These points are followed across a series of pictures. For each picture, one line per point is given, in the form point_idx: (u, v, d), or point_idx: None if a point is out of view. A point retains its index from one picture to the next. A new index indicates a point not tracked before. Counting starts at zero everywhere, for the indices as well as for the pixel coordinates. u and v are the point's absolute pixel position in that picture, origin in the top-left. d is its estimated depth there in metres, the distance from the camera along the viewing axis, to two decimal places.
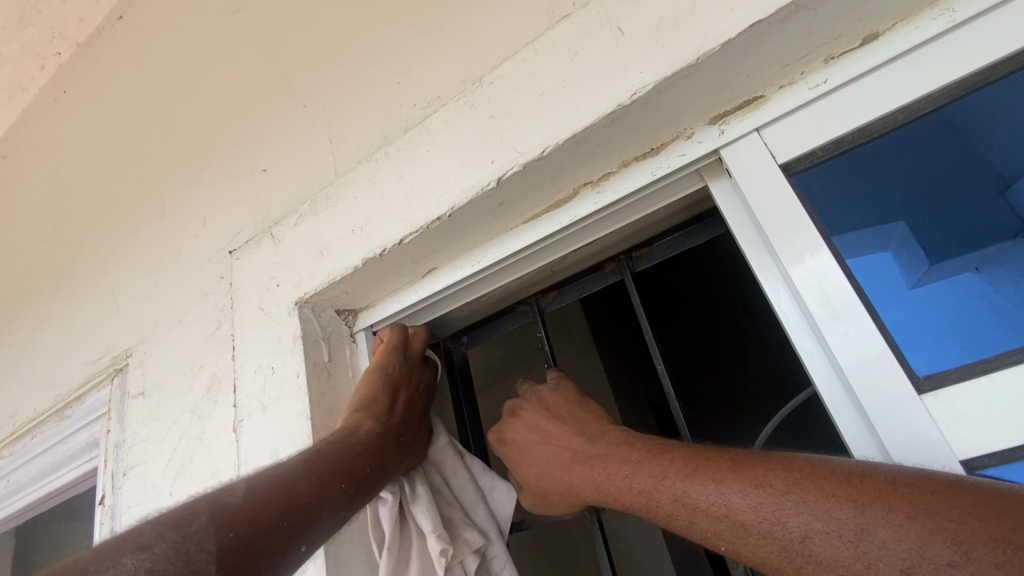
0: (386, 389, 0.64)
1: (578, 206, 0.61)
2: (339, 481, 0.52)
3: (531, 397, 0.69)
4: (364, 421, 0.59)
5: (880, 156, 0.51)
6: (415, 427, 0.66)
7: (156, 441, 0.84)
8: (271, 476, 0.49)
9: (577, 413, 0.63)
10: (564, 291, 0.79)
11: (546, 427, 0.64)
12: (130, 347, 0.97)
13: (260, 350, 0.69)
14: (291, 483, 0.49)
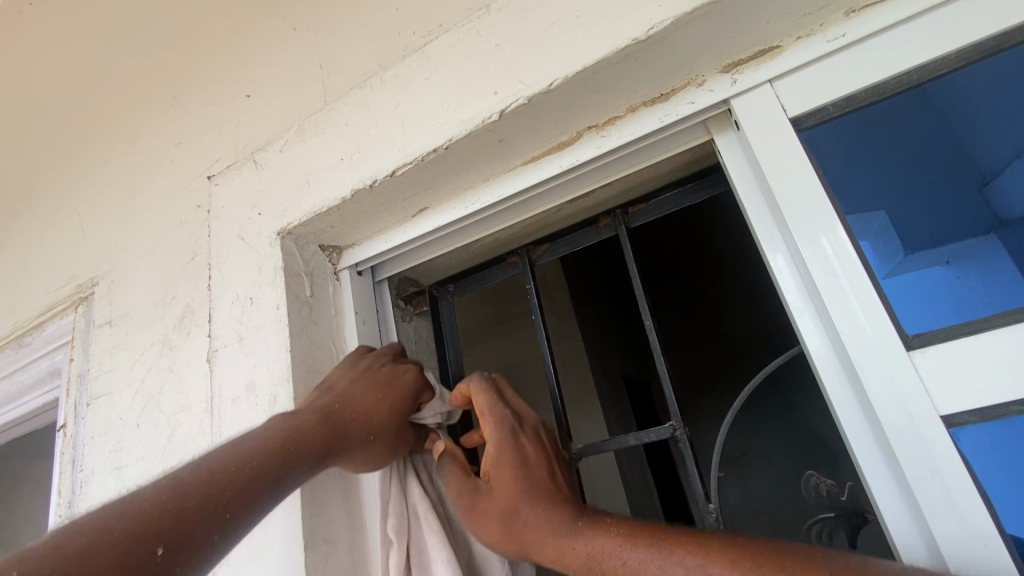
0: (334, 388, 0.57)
1: (581, 149, 0.59)
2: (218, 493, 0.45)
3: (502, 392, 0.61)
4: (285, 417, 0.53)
5: (880, 123, 0.50)
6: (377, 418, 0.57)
7: (124, 372, 0.81)
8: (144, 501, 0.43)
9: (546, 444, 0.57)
10: (556, 245, 0.77)
11: (523, 439, 0.56)
12: (97, 275, 0.92)
13: (238, 281, 0.66)
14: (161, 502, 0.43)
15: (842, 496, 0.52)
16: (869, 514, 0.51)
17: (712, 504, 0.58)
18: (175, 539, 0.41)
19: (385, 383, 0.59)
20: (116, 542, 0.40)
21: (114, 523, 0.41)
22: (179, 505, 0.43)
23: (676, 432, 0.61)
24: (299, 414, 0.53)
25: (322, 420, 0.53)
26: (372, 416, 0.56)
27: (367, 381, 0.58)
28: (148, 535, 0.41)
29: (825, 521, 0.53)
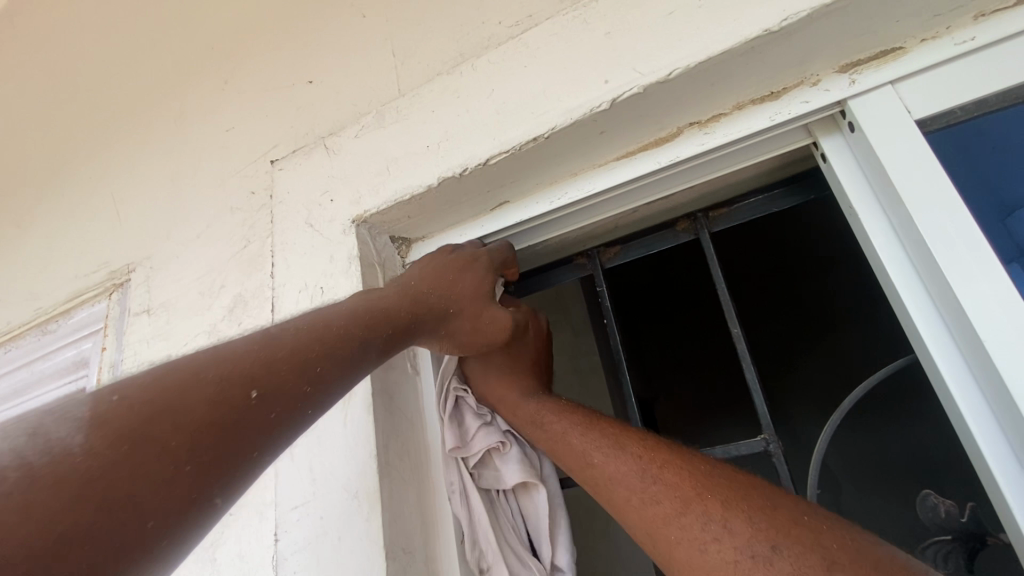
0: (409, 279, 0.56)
1: (682, 146, 0.57)
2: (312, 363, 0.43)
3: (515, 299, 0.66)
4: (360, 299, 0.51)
5: (939, 139, 0.50)
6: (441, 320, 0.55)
7: (163, 364, 0.77)
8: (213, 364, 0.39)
9: (549, 345, 0.65)
10: (628, 247, 0.73)
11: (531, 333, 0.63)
12: (134, 262, 0.88)
13: (307, 269, 0.63)
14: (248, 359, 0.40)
15: (962, 518, 0.49)
16: (990, 538, 0.49)
17: None
18: (270, 388, 0.40)
19: (456, 268, 0.57)
20: (205, 387, 0.38)
21: (211, 375, 0.38)
22: (257, 360, 0.41)
23: (770, 446, 0.59)
24: (381, 292, 0.53)
25: (404, 288, 0.54)
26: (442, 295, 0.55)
27: (440, 257, 0.59)
28: (248, 386, 0.39)
29: (941, 544, 0.51)
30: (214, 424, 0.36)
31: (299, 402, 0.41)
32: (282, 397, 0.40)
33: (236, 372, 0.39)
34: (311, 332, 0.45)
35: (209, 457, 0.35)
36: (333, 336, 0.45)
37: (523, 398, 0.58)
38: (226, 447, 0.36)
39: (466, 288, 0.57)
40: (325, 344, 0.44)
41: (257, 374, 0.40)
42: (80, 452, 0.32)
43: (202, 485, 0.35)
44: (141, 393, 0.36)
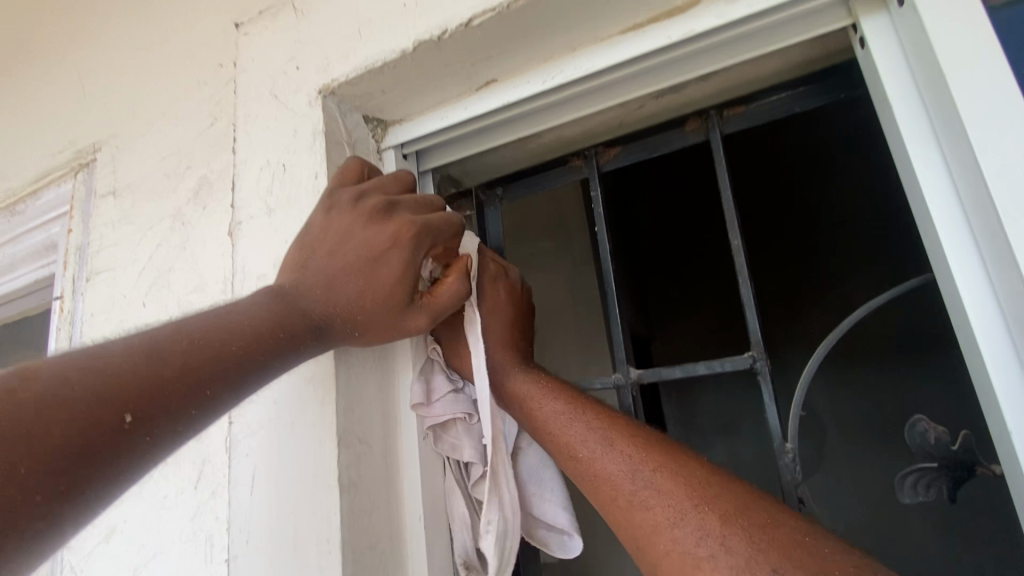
0: (333, 255, 0.47)
1: (697, 18, 0.49)
2: (295, 331, 0.44)
3: (502, 266, 0.59)
4: (298, 286, 0.46)
5: (1010, 22, 0.42)
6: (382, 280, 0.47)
7: (128, 248, 0.73)
8: (226, 322, 0.41)
9: (521, 298, 0.58)
10: (631, 147, 0.66)
11: (500, 291, 0.56)
12: (100, 141, 0.82)
13: (270, 144, 0.57)
14: (253, 320, 0.42)
15: (953, 445, 0.46)
16: (979, 468, 0.45)
17: (789, 445, 0.52)
18: (262, 333, 0.42)
19: (367, 263, 0.47)
20: (236, 326, 0.41)
21: (231, 323, 0.41)
22: (284, 317, 0.44)
23: (756, 364, 0.55)
24: (302, 275, 0.47)
25: (312, 294, 0.46)
26: (355, 296, 0.46)
27: (349, 242, 0.47)
28: (256, 335, 0.42)
29: (924, 470, 0.48)
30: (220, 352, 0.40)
31: (282, 352, 0.43)
32: (264, 339, 0.42)
33: (251, 324, 0.42)
34: (300, 298, 0.45)
35: (202, 378, 0.38)
36: (320, 305, 0.46)
37: (501, 363, 0.54)
38: (232, 384, 0.40)
39: (378, 286, 0.47)
40: (312, 305, 0.46)
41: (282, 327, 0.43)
42: (105, 364, 0.36)
43: (195, 406, 0.38)
44: (158, 330, 0.40)
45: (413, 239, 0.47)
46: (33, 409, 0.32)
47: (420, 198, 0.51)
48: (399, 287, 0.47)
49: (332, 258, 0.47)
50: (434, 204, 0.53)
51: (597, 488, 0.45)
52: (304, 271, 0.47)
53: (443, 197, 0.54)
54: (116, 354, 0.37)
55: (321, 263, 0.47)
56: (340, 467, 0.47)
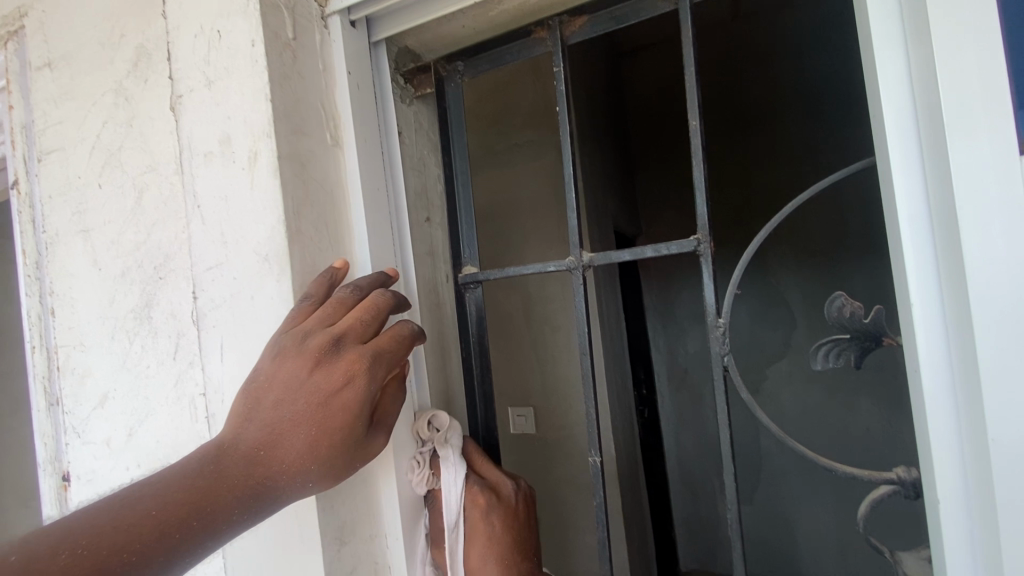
0: (278, 419, 0.46)
1: None
2: (225, 504, 0.43)
3: (492, 489, 0.59)
4: (238, 454, 0.45)
5: None
6: (332, 433, 0.46)
7: (75, 126, 0.70)
8: (154, 493, 0.41)
9: (515, 515, 0.59)
10: (599, 17, 0.61)
11: (493, 520, 0.57)
12: (23, 4, 0.75)
13: (202, 6, 0.53)
14: (178, 489, 0.42)
15: (865, 319, 0.50)
16: (886, 338, 0.50)
17: (721, 319, 0.56)
18: (200, 509, 0.42)
19: (315, 407, 0.46)
20: (159, 501, 0.41)
21: (192, 479, 0.43)
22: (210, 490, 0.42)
23: (700, 246, 0.57)
24: (243, 442, 0.45)
25: (251, 456, 0.45)
26: (299, 452, 0.45)
27: (294, 394, 0.46)
28: (190, 507, 0.41)
29: (837, 341, 0.52)
30: (176, 521, 0.41)
31: (220, 525, 0.42)
32: (202, 516, 0.42)
33: (173, 500, 0.41)
34: (246, 459, 0.45)
35: (151, 557, 0.39)
36: (260, 469, 0.45)
37: None
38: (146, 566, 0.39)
39: (327, 430, 0.46)
40: (250, 473, 0.44)
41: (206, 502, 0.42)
42: (81, 534, 0.38)
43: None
44: (131, 490, 0.42)
45: (363, 376, 0.47)
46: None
47: (365, 317, 0.48)
48: (349, 425, 0.47)
49: (279, 420, 0.46)
50: (375, 309, 0.49)
51: None
52: (248, 439, 0.45)
53: (384, 296, 0.50)
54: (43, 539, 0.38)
55: (265, 421, 0.46)
56: None
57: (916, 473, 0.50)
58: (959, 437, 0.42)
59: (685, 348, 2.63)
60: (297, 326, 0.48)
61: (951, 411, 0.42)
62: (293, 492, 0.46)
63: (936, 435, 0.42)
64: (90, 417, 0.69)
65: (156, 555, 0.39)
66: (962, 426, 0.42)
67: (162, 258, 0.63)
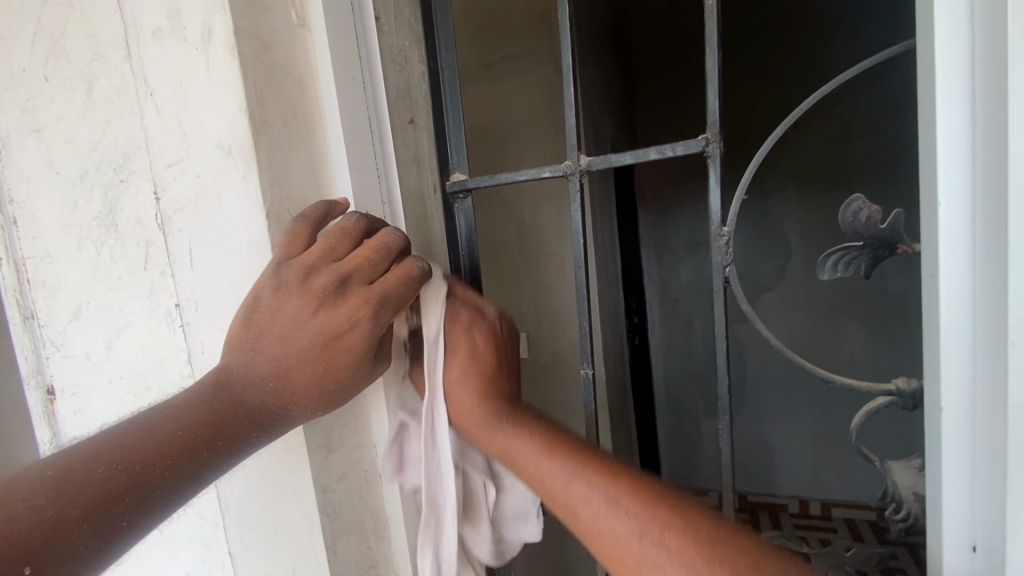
0: (285, 351, 0.43)
1: None
2: (246, 426, 0.41)
3: (476, 307, 0.54)
4: (250, 377, 0.42)
5: None
6: (341, 368, 0.44)
7: (11, 9, 0.62)
8: (164, 421, 0.39)
9: (501, 341, 0.54)
10: None
11: (474, 340, 0.52)
12: None
13: None
14: (192, 414, 0.40)
15: (881, 225, 0.47)
16: (899, 247, 0.47)
17: (726, 229, 0.52)
18: (221, 431, 0.40)
19: (323, 341, 0.43)
20: (173, 427, 0.39)
21: (207, 404, 0.40)
22: (226, 412, 0.41)
23: (708, 147, 0.52)
24: (253, 368, 0.42)
25: (265, 384, 0.42)
26: (310, 378, 0.43)
27: (298, 328, 0.43)
28: (209, 427, 0.40)
29: (848, 250, 0.49)
30: (199, 442, 0.39)
31: (240, 446, 0.41)
32: (224, 438, 0.40)
33: (189, 425, 0.39)
34: (261, 385, 0.42)
35: (176, 478, 0.38)
36: (277, 395, 0.42)
37: (484, 419, 0.49)
38: (172, 487, 0.38)
39: (337, 364, 0.43)
40: (267, 399, 0.42)
41: (224, 424, 0.40)
42: (92, 463, 0.36)
43: (175, 500, 0.38)
44: (140, 419, 0.39)
45: (369, 319, 0.43)
46: (44, 498, 0.34)
47: (374, 257, 0.44)
48: (356, 365, 0.44)
49: (285, 352, 0.43)
50: (385, 248, 0.44)
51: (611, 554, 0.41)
52: (259, 365, 0.43)
53: (395, 234, 0.45)
54: (47, 476, 0.35)
55: (275, 352, 0.43)
56: (272, 238, 0.46)
57: (916, 384, 0.49)
58: (971, 343, 0.40)
59: (678, 278, 2.61)
60: (294, 259, 0.43)
61: (967, 315, 0.40)
62: (311, 417, 0.44)
63: (947, 339, 0.41)
64: (67, 329, 0.67)
65: (183, 476, 0.38)
66: (977, 330, 0.40)
67: (123, 160, 0.58)
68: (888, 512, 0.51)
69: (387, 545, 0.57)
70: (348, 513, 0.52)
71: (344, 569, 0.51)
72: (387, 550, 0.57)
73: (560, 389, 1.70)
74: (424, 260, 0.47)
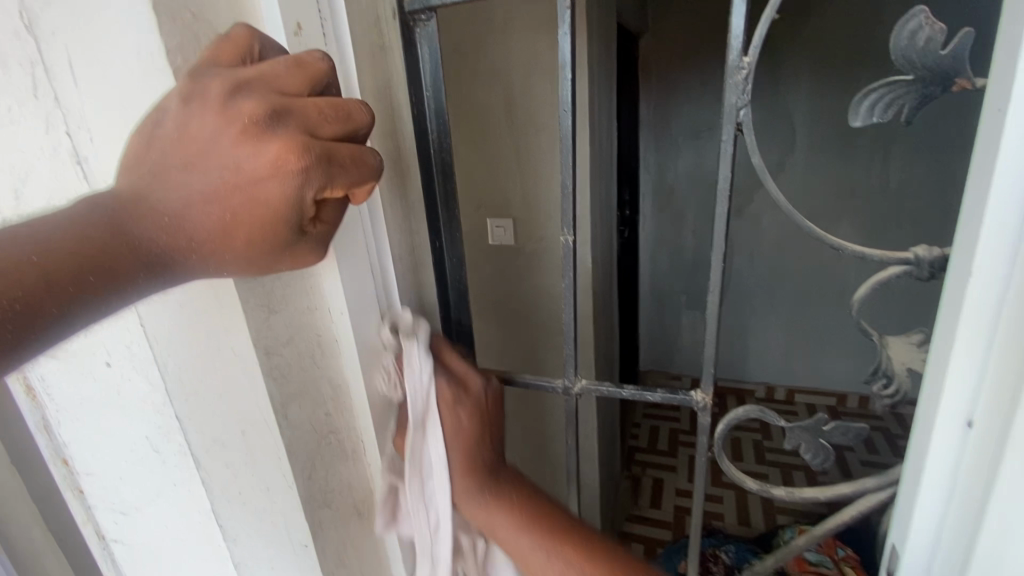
0: (191, 185, 0.34)
1: None
2: (131, 266, 0.34)
3: (465, 384, 0.56)
4: (137, 202, 0.34)
5: None
6: (264, 219, 0.35)
7: None
8: (18, 241, 0.31)
9: (487, 416, 0.56)
10: None
11: (461, 414, 0.54)
12: None
13: None
14: (58, 240, 0.32)
15: (942, 52, 0.38)
16: (958, 80, 0.38)
17: (747, 59, 0.42)
18: (95, 266, 0.33)
19: (239, 181, 0.34)
20: (30, 253, 0.31)
21: (87, 225, 0.33)
22: (102, 242, 0.33)
23: None
24: (145, 196, 0.34)
25: (160, 219, 0.34)
26: (212, 215, 0.35)
27: (212, 158, 0.34)
28: (80, 261, 0.32)
29: (892, 86, 0.40)
30: (59, 273, 0.32)
31: (123, 289, 0.34)
32: (100, 274, 0.33)
33: (47, 249, 0.32)
34: (156, 219, 0.34)
35: (36, 311, 0.31)
36: (172, 232, 0.35)
37: (472, 491, 0.54)
38: (34, 326, 0.32)
39: (258, 211, 0.34)
40: (159, 235, 0.34)
41: (100, 254, 0.33)
42: None
43: (35, 341, 0.32)
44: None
45: (299, 168, 0.34)
46: None
47: (332, 112, 0.36)
48: (278, 223, 0.35)
49: (193, 189, 0.34)
50: (346, 113, 0.37)
51: None
52: (161, 196, 0.34)
53: (364, 111, 0.38)
54: None
55: (183, 180, 0.34)
56: (166, 39, 0.36)
57: (938, 253, 0.43)
58: None
59: (676, 168, 2.48)
60: (219, 73, 0.34)
61: None
62: (220, 271, 0.37)
63: None
64: None
65: (42, 309, 0.31)
66: None
67: None
68: (876, 387, 0.48)
69: (348, 411, 0.54)
70: (299, 376, 0.48)
71: (299, 433, 0.49)
72: (349, 417, 0.55)
73: (545, 275, 1.66)
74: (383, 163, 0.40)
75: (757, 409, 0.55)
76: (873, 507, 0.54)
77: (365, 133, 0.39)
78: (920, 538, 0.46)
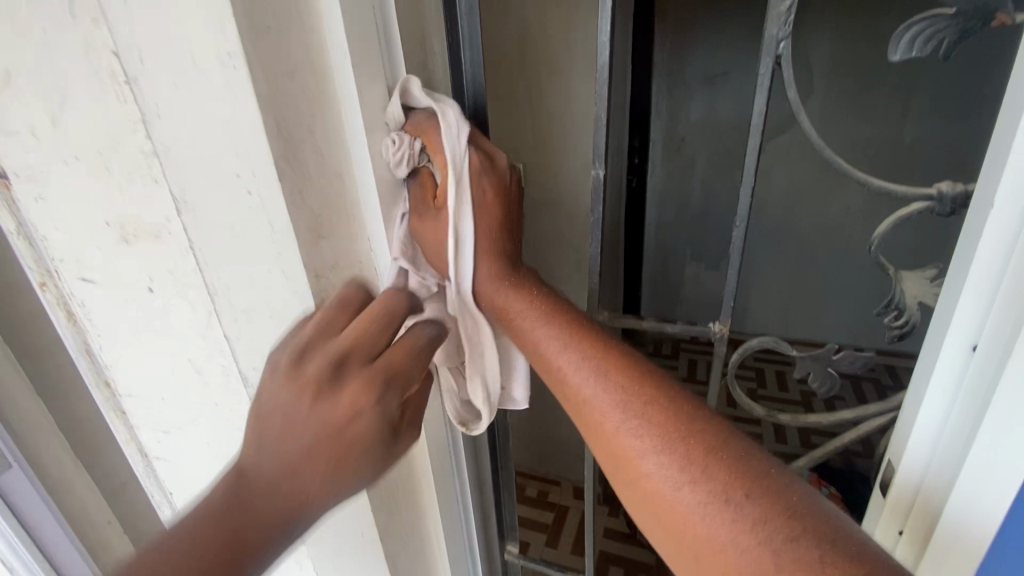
0: (309, 400, 0.45)
1: None
2: (277, 469, 0.45)
3: (488, 161, 0.53)
4: (274, 427, 0.46)
5: None
6: (362, 424, 0.46)
7: None
8: (198, 515, 0.43)
9: (506, 197, 0.54)
10: None
11: (486, 189, 0.52)
12: None
13: None
14: (224, 509, 0.44)
15: None
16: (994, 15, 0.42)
17: None
18: (261, 502, 0.45)
19: (330, 428, 0.46)
20: (220, 501, 0.44)
21: (218, 528, 0.43)
22: (269, 475, 0.45)
23: None
24: (272, 440, 0.46)
25: (275, 450, 0.45)
26: (317, 458, 0.46)
27: (295, 424, 0.45)
28: (262, 489, 0.45)
29: (936, 20, 0.43)
30: (225, 558, 0.43)
31: (308, 505, 0.46)
32: (281, 502, 0.45)
33: (220, 497, 0.44)
34: (275, 488, 0.45)
35: (263, 542, 0.45)
36: (303, 459, 0.46)
37: (493, 286, 0.54)
38: (250, 562, 0.44)
39: (352, 435, 0.46)
40: (285, 471, 0.45)
41: (280, 484, 0.45)
42: (182, 550, 0.42)
43: (263, 553, 0.45)
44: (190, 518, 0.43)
45: (375, 400, 0.47)
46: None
47: (375, 325, 0.48)
48: (372, 438, 0.47)
49: None
50: (411, 351, 0.49)
51: (632, 482, 0.46)
52: (274, 403, 0.46)
53: (423, 332, 0.50)
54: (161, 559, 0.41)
55: (292, 434, 0.46)
56: None
57: (958, 190, 0.46)
58: None
59: None
60: (317, 346, 0.46)
61: None
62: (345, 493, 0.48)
63: None
64: None
65: (252, 552, 0.44)
66: None
67: None
68: (889, 318, 0.52)
69: None
70: None
71: None
72: None
73: None
74: (428, 323, 0.51)
75: (772, 340, 0.58)
76: (875, 426, 0.60)
77: (404, 313, 0.50)
78: (923, 440, 0.53)
